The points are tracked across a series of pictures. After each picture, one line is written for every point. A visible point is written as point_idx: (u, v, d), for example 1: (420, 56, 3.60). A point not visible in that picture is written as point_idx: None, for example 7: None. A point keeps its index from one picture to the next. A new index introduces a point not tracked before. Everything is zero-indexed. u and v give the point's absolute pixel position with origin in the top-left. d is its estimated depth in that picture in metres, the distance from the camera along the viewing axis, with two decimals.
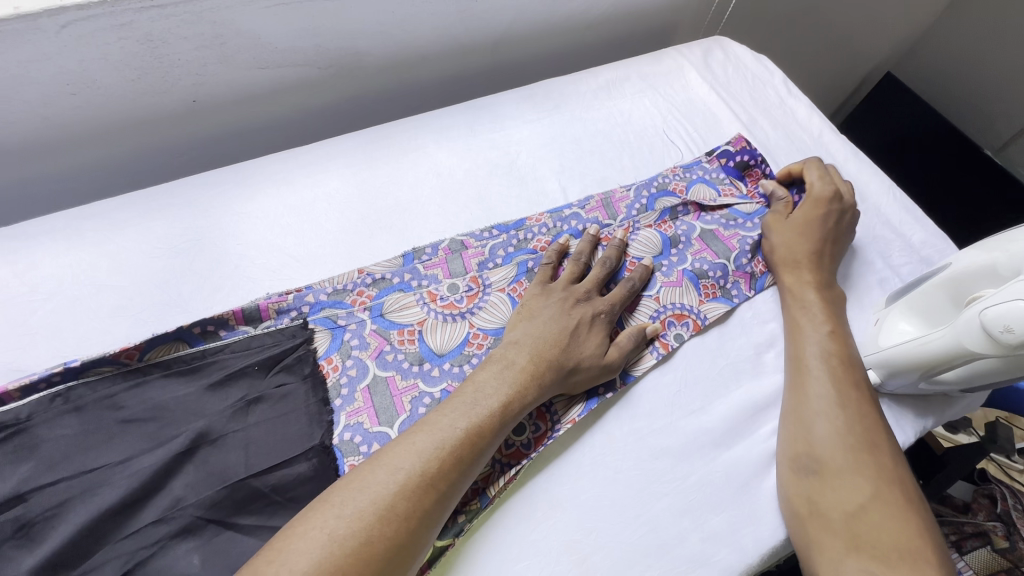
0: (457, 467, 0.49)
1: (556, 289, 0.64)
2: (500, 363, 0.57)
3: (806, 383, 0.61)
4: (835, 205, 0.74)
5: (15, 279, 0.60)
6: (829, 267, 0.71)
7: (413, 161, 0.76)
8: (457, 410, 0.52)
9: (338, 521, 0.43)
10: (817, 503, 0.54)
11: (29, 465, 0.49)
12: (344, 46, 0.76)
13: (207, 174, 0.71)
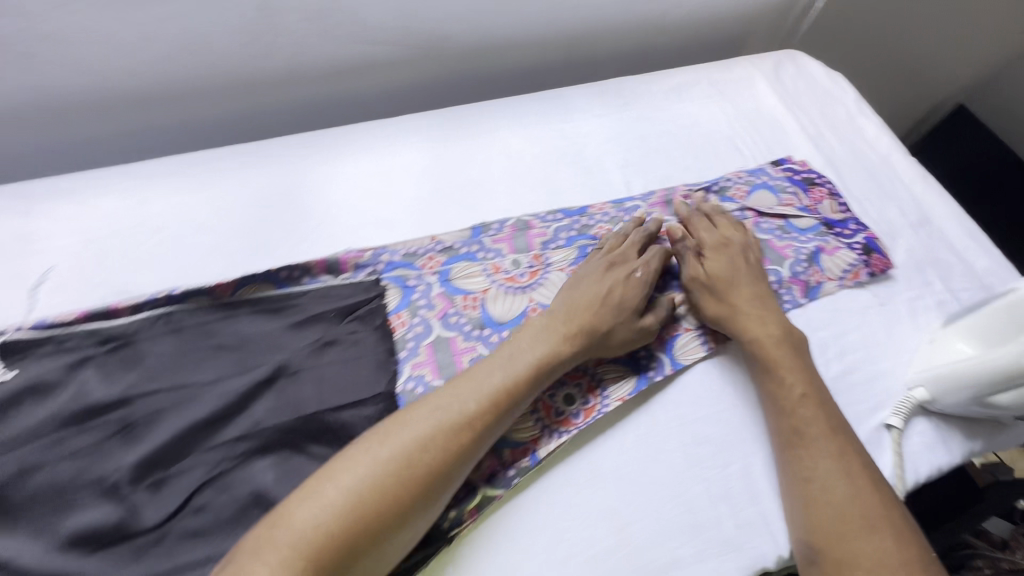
0: (496, 417, 0.52)
1: (592, 264, 0.66)
2: (535, 326, 0.59)
3: (795, 462, 0.56)
4: (727, 248, 0.68)
5: (129, 213, 0.67)
6: (777, 319, 0.64)
7: (486, 142, 0.80)
8: (494, 365, 0.55)
9: (386, 456, 0.47)
10: (821, 549, 0.52)
11: (133, 374, 0.55)
12: (431, 29, 0.80)
13: (297, 136, 0.77)
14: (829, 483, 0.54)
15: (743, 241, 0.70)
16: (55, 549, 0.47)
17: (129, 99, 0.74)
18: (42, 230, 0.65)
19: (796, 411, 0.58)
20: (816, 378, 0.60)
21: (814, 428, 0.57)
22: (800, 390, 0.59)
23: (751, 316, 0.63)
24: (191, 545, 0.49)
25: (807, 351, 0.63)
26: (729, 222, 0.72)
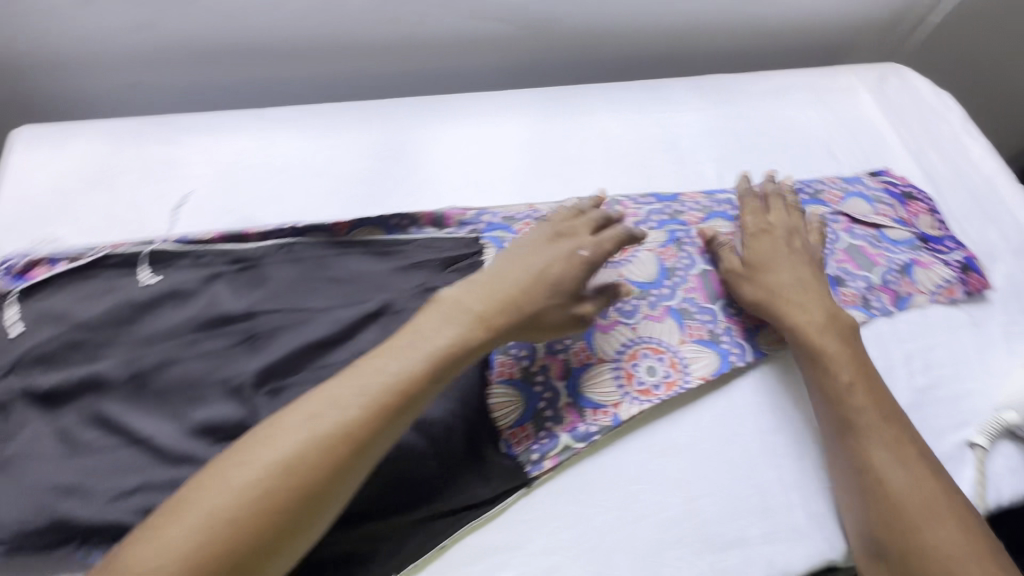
0: (394, 408, 0.47)
1: (523, 242, 0.60)
2: (439, 317, 0.52)
3: (848, 454, 0.57)
4: (762, 238, 0.70)
5: (258, 152, 0.73)
6: (825, 306, 0.64)
7: (586, 124, 0.83)
8: (387, 356, 0.49)
9: (266, 465, 0.43)
10: (884, 542, 0.53)
11: (258, 293, 0.61)
12: (544, 10, 0.83)
13: (411, 100, 0.81)
14: (886, 474, 0.54)
15: (785, 232, 0.70)
16: (187, 434, 0.52)
17: (262, 51, 0.80)
18: (183, 156, 0.71)
19: (839, 406, 0.58)
20: (854, 362, 0.60)
21: (857, 421, 0.57)
22: (845, 381, 0.59)
23: (793, 308, 0.64)
24: None
25: (857, 338, 0.63)
26: (776, 210, 0.72)
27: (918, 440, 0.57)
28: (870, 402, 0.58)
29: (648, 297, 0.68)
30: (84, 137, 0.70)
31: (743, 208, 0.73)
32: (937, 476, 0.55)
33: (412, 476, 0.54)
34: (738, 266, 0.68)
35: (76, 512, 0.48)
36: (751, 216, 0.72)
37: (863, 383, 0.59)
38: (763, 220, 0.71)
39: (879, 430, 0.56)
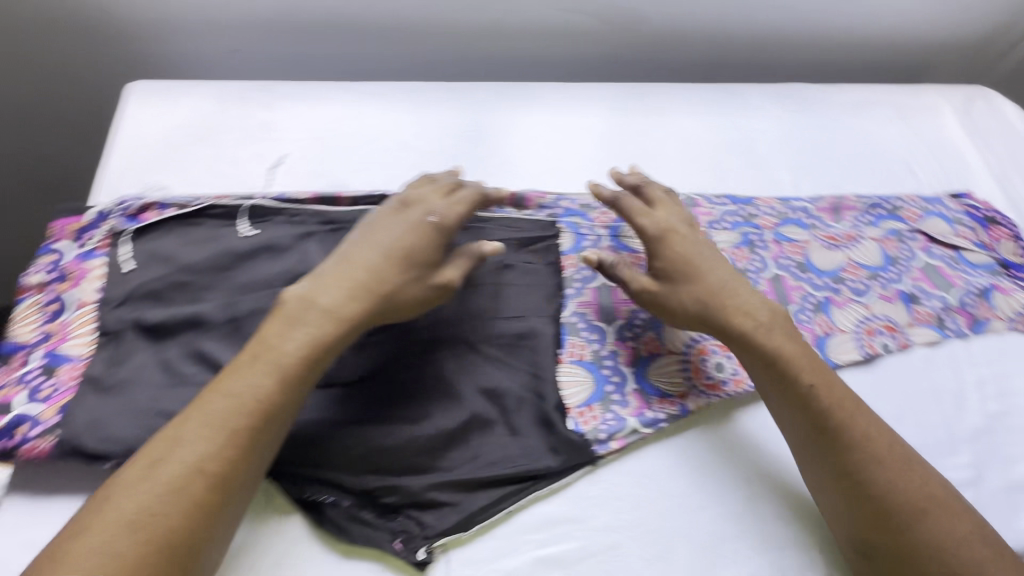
0: (247, 435, 0.47)
1: (362, 236, 0.57)
2: (279, 337, 0.50)
3: (827, 458, 0.53)
4: (671, 240, 0.61)
5: (349, 121, 0.76)
6: (740, 296, 0.59)
7: (664, 121, 0.83)
8: (227, 390, 0.48)
9: (128, 525, 0.42)
10: (874, 543, 0.51)
11: None
12: (631, 4, 0.84)
13: (494, 84, 0.82)
14: (868, 473, 0.52)
15: (684, 227, 0.63)
16: None
17: (357, 27, 0.82)
18: (279, 120, 0.74)
19: (797, 414, 0.55)
20: (805, 352, 0.57)
21: (824, 429, 0.54)
22: (807, 383, 0.55)
23: (716, 317, 0.58)
24: (381, 403, 0.56)
25: (790, 322, 0.60)
26: (663, 203, 0.65)
27: (886, 431, 0.54)
28: (835, 399, 0.55)
29: None
30: (191, 97, 0.74)
31: (626, 212, 0.63)
32: (914, 468, 0.52)
33: (483, 440, 0.55)
34: (653, 282, 0.60)
35: None
36: (639, 219, 0.63)
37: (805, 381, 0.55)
38: (653, 219, 0.62)
39: (843, 428, 0.53)
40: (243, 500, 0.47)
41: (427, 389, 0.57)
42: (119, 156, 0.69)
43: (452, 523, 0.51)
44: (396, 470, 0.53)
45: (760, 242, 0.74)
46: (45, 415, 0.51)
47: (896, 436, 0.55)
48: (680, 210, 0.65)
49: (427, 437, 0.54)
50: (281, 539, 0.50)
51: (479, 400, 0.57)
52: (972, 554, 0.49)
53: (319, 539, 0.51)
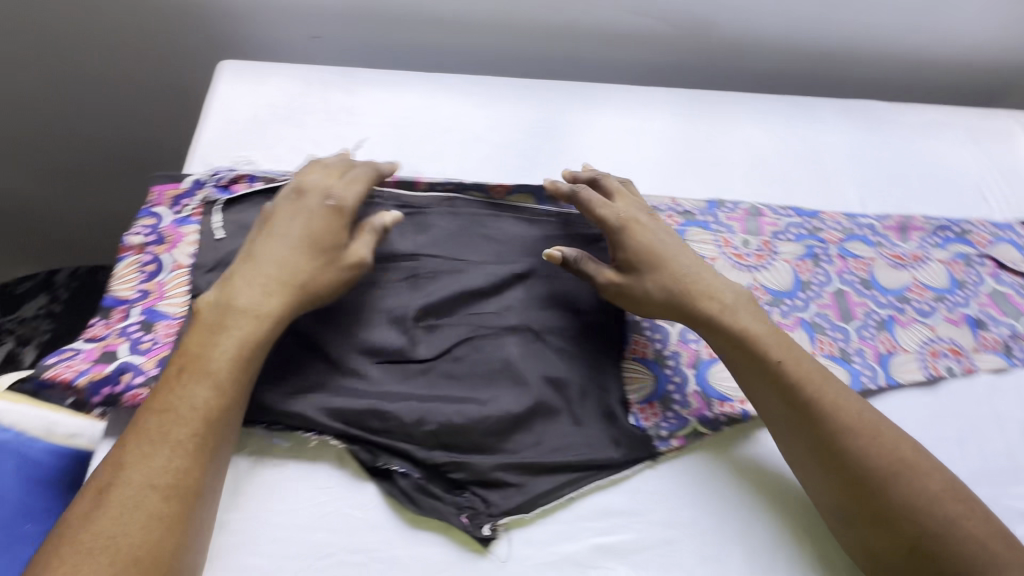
0: (194, 439, 0.47)
1: (263, 234, 0.56)
2: (206, 346, 0.50)
3: (801, 434, 0.54)
4: (632, 230, 0.61)
5: (425, 110, 0.78)
6: (693, 281, 0.59)
7: (732, 129, 0.83)
8: (159, 406, 0.48)
9: (95, 550, 0.42)
10: (853, 509, 0.52)
11: (422, 238, 0.66)
12: (705, 12, 0.85)
13: (565, 84, 0.84)
14: (843, 442, 0.53)
15: (645, 217, 0.63)
16: (354, 351, 0.58)
17: (435, 19, 0.84)
18: (359, 106, 0.77)
19: (772, 391, 0.56)
20: (772, 332, 0.58)
21: (794, 405, 0.55)
22: (777, 360, 0.56)
23: (689, 302, 0.58)
24: (452, 383, 0.58)
25: (755, 304, 0.60)
26: (622, 194, 0.64)
27: (853, 399, 0.56)
28: (807, 371, 0.56)
29: (781, 305, 0.69)
30: (277, 78, 0.77)
31: (583, 204, 0.62)
32: (883, 433, 0.54)
33: (547, 426, 0.57)
34: (617, 274, 0.59)
35: (267, 398, 0.54)
36: (602, 210, 0.61)
37: (772, 360, 0.56)
38: (612, 209, 0.61)
39: (810, 404, 0.54)
40: (208, 504, 0.48)
41: (495, 373, 0.59)
42: (210, 130, 0.72)
43: (516, 503, 0.53)
44: (465, 448, 0.54)
45: (825, 255, 0.74)
46: (145, 366, 0.54)
47: (865, 403, 0.56)
48: (637, 199, 0.65)
49: (495, 418, 0.55)
50: (359, 501, 0.52)
51: (545, 387, 0.58)
52: (945, 513, 0.51)
53: (390, 507, 0.52)
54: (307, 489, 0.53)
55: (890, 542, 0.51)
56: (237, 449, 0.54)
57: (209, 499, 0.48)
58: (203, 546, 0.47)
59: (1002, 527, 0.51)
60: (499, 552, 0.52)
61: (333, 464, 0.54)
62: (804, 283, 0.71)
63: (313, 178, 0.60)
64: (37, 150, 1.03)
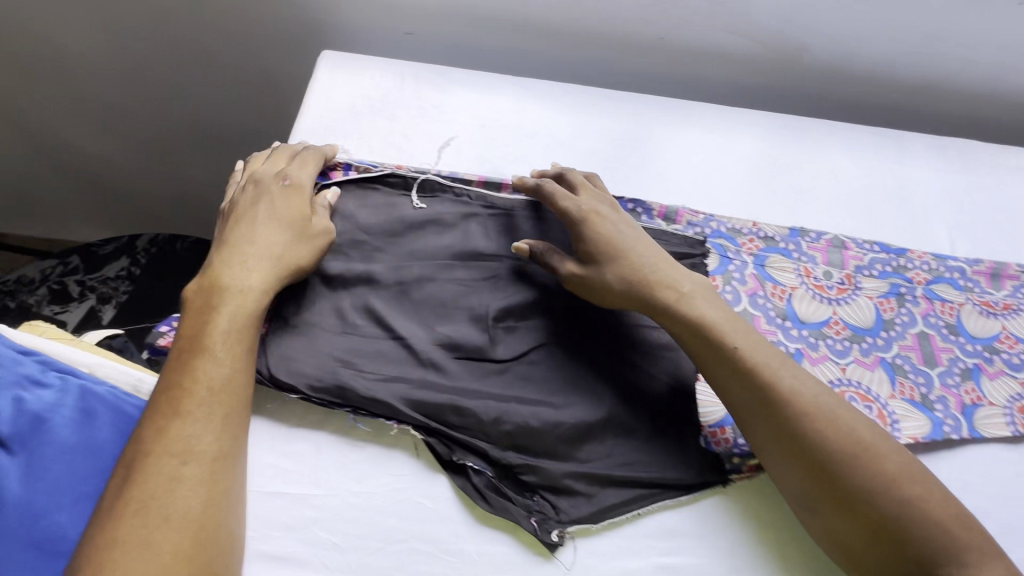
0: (199, 403, 0.49)
1: (232, 222, 0.59)
2: (199, 323, 0.52)
3: (760, 424, 0.54)
4: (593, 222, 0.61)
5: (512, 114, 0.79)
6: (654, 272, 0.59)
7: (819, 156, 0.81)
8: (165, 381, 0.50)
9: (127, 514, 0.44)
10: (815, 496, 0.52)
11: (506, 239, 0.66)
12: (802, 36, 0.83)
13: (651, 98, 0.84)
14: (802, 425, 0.52)
15: (605, 209, 0.63)
16: (436, 344, 0.59)
17: (527, 24, 0.85)
18: (450, 104, 0.79)
19: (730, 381, 0.55)
20: (726, 317, 0.57)
21: (749, 392, 0.54)
22: (734, 346, 0.55)
23: (650, 292, 0.58)
24: (527, 386, 0.58)
25: (713, 291, 0.60)
26: (586, 187, 0.66)
27: (809, 383, 0.54)
28: (764, 357, 0.55)
29: (861, 342, 0.67)
30: (373, 71, 0.80)
31: (548, 197, 0.63)
32: (840, 417, 0.53)
33: (618, 439, 0.57)
34: (577, 266, 0.60)
35: (351, 383, 0.55)
36: (564, 202, 0.62)
37: (726, 353, 0.55)
38: (575, 201, 0.62)
39: (767, 393, 0.53)
40: (230, 466, 0.49)
41: (570, 381, 0.59)
42: (309, 117, 0.75)
43: (584, 513, 0.53)
44: (537, 452, 0.55)
45: (910, 296, 0.71)
46: None
47: (823, 387, 0.55)
48: (599, 192, 0.66)
49: (568, 426, 0.56)
50: (432, 493, 0.54)
51: (619, 401, 0.58)
52: (904, 495, 0.50)
53: (460, 503, 0.53)
54: (383, 474, 0.54)
55: (851, 528, 0.50)
56: (318, 427, 0.56)
57: (230, 461, 0.49)
58: (237, 507, 0.49)
59: (960, 509, 0.50)
60: (564, 559, 0.52)
61: (409, 454, 0.55)
62: (887, 321, 0.69)
63: (269, 166, 0.63)
64: (134, 121, 1.09)
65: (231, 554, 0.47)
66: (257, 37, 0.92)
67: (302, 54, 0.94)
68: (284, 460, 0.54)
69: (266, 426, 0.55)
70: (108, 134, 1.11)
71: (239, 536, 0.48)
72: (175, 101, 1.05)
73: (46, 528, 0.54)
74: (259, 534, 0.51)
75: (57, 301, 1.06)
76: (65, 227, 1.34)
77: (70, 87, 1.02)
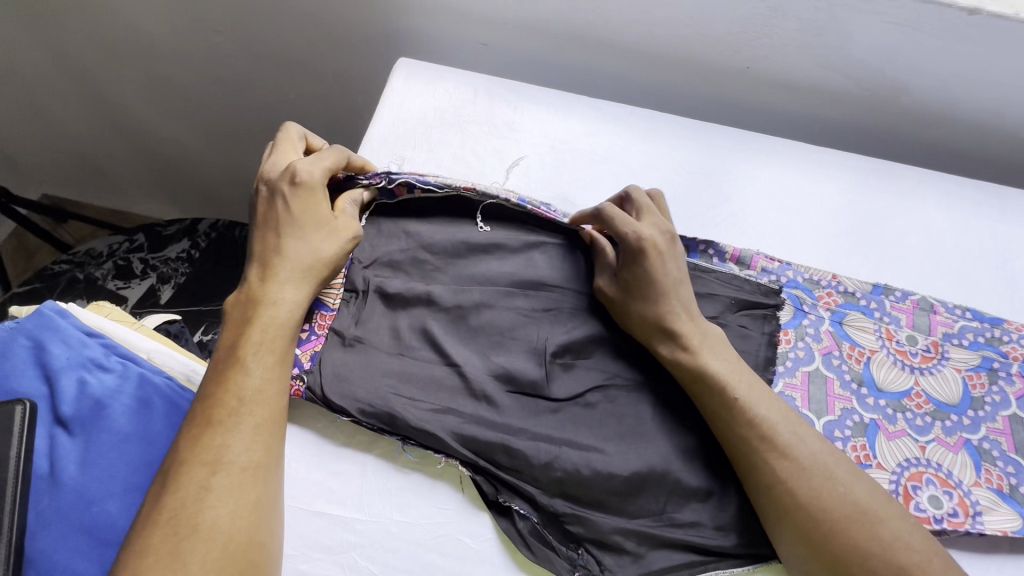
0: (231, 413, 0.48)
1: (255, 230, 0.57)
2: (235, 334, 0.52)
3: (756, 478, 0.51)
4: (649, 255, 0.58)
5: (584, 137, 0.77)
6: (686, 321, 0.57)
7: (910, 207, 0.75)
8: (202, 392, 0.50)
9: (159, 524, 0.44)
10: (809, 559, 0.49)
11: (567, 268, 0.63)
12: (903, 77, 0.77)
13: (730, 130, 0.80)
14: (794, 482, 0.50)
15: (665, 243, 0.59)
16: (491, 376, 0.57)
17: (606, 44, 0.83)
18: (521, 122, 0.77)
19: (727, 430, 0.53)
20: (733, 369, 0.55)
21: (747, 443, 0.52)
22: (734, 396, 0.53)
23: (668, 336, 0.56)
24: (581, 430, 0.56)
25: (726, 343, 0.57)
26: (650, 212, 0.61)
27: (810, 440, 0.52)
28: (765, 410, 0.53)
29: (944, 420, 0.61)
30: (447, 83, 0.79)
31: (612, 216, 0.59)
32: (836, 475, 0.50)
33: (672, 496, 0.54)
34: (613, 289, 0.59)
35: (402, 412, 0.54)
36: (625, 228, 0.59)
37: (729, 403, 0.53)
38: (637, 228, 0.59)
39: (765, 448, 0.51)
40: (263, 477, 0.47)
41: (626, 429, 0.56)
42: (380, 125, 0.75)
43: None
44: (586, 502, 0.53)
45: (1004, 372, 0.64)
46: (301, 358, 0.56)
47: (822, 442, 0.52)
48: (665, 221, 0.62)
49: (621, 478, 0.53)
50: (473, 531, 0.53)
51: (676, 457, 0.55)
52: (902, 563, 0.46)
53: (503, 546, 0.53)
54: (426, 506, 0.53)
55: None
56: (366, 449, 0.56)
57: (262, 472, 0.47)
58: (271, 521, 0.46)
59: None
60: None
61: (454, 488, 0.54)
62: (975, 398, 0.62)
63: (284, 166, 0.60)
64: (208, 109, 1.12)
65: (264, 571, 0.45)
66: (334, 37, 0.92)
67: (376, 57, 0.94)
68: (330, 479, 0.54)
69: (316, 441, 0.56)
70: (183, 120, 1.15)
71: (275, 553, 0.46)
72: (247, 93, 1.06)
73: (97, 516, 0.54)
74: (299, 553, 0.51)
75: (120, 277, 1.10)
76: (135, 201, 1.40)
77: (151, 74, 1.05)
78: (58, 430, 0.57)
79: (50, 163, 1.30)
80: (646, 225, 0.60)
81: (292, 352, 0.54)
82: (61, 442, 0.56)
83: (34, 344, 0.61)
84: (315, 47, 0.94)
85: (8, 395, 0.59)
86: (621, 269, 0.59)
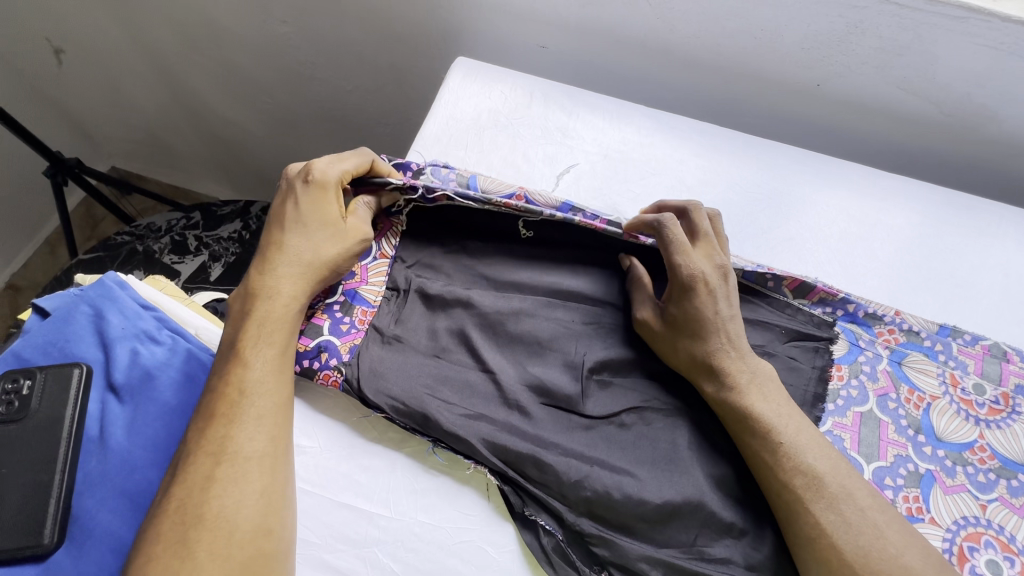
0: (234, 406, 0.49)
1: (266, 224, 0.58)
2: (236, 326, 0.53)
3: (796, 525, 0.49)
4: (699, 292, 0.56)
5: (640, 148, 0.75)
6: (733, 360, 0.55)
7: (988, 245, 0.70)
8: (208, 387, 0.51)
9: (169, 513, 0.45)
10: None
11: (595, 283, 0.62)
12: (992, 105, 0.72)
13: (794, 150, 0.76)
14: (840, 539, 0.47)
15: (716, 277, 0.57)
16: (531, 386, 0.56)
17: (670, 54, 0.80)
18: (575, 128, 0.76)
19: (767, 470, 0.51)
20: (781, 413, 0.53)
21: (787, 487, 0.50)
22: (781, 440, 0.51)
23: (713, 374, 0.54)
24: (615, 451, 0.54)
25: (775, 382, 0.55)
26: (701, 243, 0.59)
27: (861, 495, 0.49)
28: (813, 460, 0.50)
29: (1010, 479, 0.56)
30: (503, 84, 0.78)
31: (665, 243, 0.57)
32: (884, 532, 0.48)
33: (704, 529, 0.52)
34: (654, 320, 0.57)
35: (441, 414, 0.54)
36: (673, 259, 0.57)
37: (773, 447, 0.51)
38: (689, 261, 0.57)
39: (806, 494, 0.49)
40: (269, 466, 0.48)
41: (660, 455, 0.54)
42: (434, 123, 0.75)
43: None
44: (614, 524, 0.52)
45: None
46: (340, 349, 0.57)
47: (872, 496, 0.50)
48: (720, 252, 0.59)
49: (653, 506, 0.51)
50: (496, 541, 0.53)
51: (709, 488, 0.53)
52: None
53: (526, 559, 0.52)
54: (451, 509, 0.54)
55: None
56: (395, 447, 0.56)
57: (267, 461, 0.48)
58: (280, 510, 0.47)
59: None
60: None
61: (481, 495, 0.54)
62: None
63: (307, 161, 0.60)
64: (268, 96, 1.15)
65: (277, 556, 0.45)
66: (395, 34, 0.93)
67: (435, 55, 0.95)
68: (358, 473, 0.55)
69: (347, 434, 0.57)
70: (245, 105, 1.19)
71: (288, 542, 0.47)
72: (307, 83, 1.09)
73: (138, 483, 0.54)
74: (323, 543, 0.52)
75: (175, 252, 1.14)
76: (195, 178, 1.46)
77: (220, 60, 1.09)
78: (110, 396, 0.58)
79: (121, 137, 1.37)
80: (697, 256, 0.57)
81: (295, 345, 0.54)
82: (111, 408, 0.57)
83: (94, 311, 0.63)
84: (375, 41, 0.96)
85: (66, 357, 0.60)
86: (669, 303, 0.57)
